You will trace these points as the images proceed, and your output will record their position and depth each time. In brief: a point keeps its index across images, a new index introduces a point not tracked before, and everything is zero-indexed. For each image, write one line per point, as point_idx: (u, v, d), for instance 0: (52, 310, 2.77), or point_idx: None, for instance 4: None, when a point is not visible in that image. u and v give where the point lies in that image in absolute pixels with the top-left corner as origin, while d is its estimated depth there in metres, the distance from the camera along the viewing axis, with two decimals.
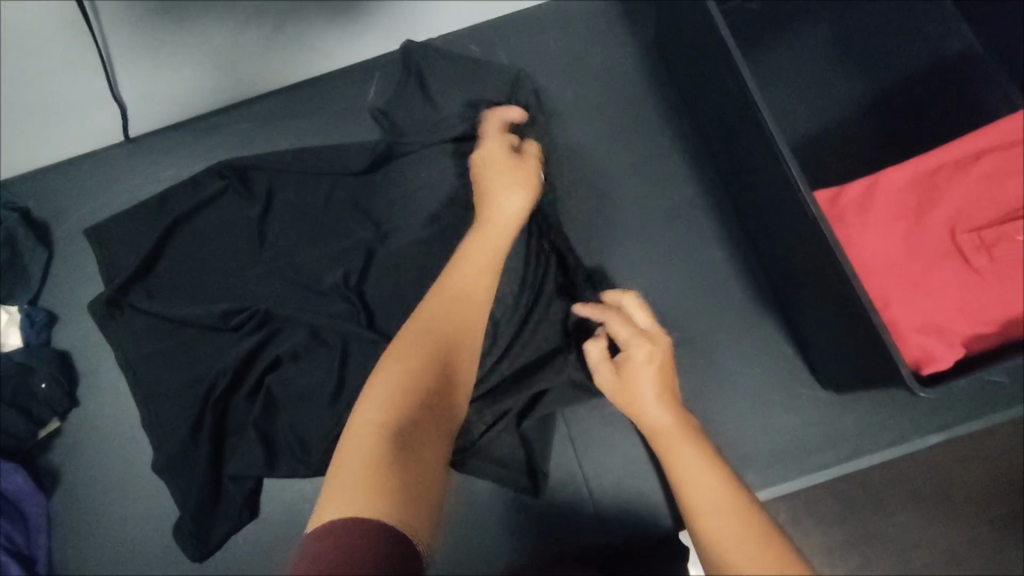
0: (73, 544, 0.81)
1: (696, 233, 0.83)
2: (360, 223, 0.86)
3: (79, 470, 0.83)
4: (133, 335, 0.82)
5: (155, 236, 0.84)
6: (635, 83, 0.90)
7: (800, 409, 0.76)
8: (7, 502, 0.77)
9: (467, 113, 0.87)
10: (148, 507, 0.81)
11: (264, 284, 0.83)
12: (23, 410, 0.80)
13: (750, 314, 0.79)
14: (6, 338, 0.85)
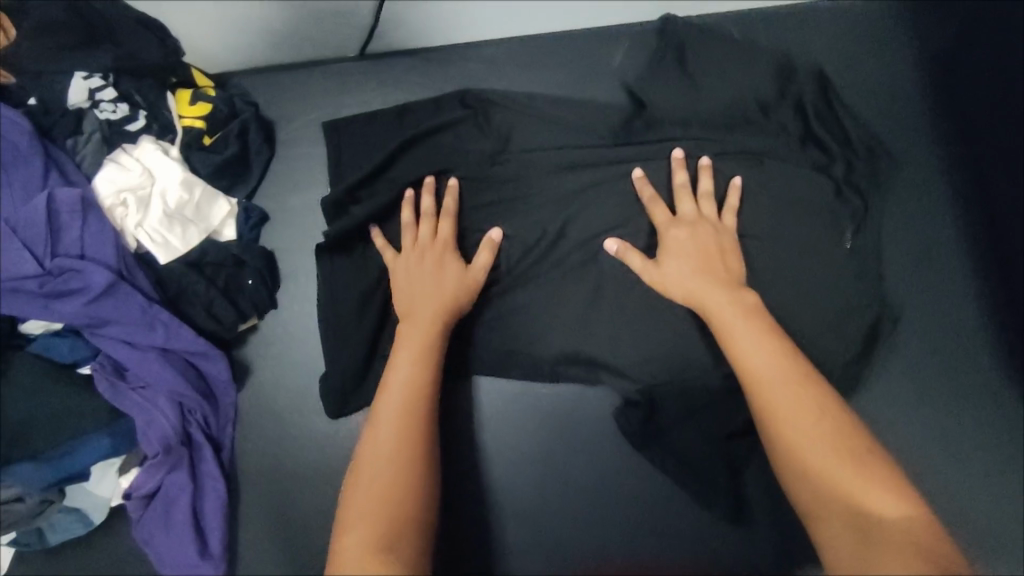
0: (250, 440, 0.82)
1: (931, 283, 0.82)
2: (591, 193, 0.83)
3: (267, 369, 0.85)
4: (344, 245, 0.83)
5: (390, 148, 0.84)
6: (901, 112, 0.87)
7: (998, 482, 0.78)
8: (207, 384, 0.79)
9: (727, 101, 0.83)
10: (327, 423, 0.82)
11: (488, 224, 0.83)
12: (232, 302, 0.82)
13: (970, 379, 0.80)
14: (222, 229, 0.85)
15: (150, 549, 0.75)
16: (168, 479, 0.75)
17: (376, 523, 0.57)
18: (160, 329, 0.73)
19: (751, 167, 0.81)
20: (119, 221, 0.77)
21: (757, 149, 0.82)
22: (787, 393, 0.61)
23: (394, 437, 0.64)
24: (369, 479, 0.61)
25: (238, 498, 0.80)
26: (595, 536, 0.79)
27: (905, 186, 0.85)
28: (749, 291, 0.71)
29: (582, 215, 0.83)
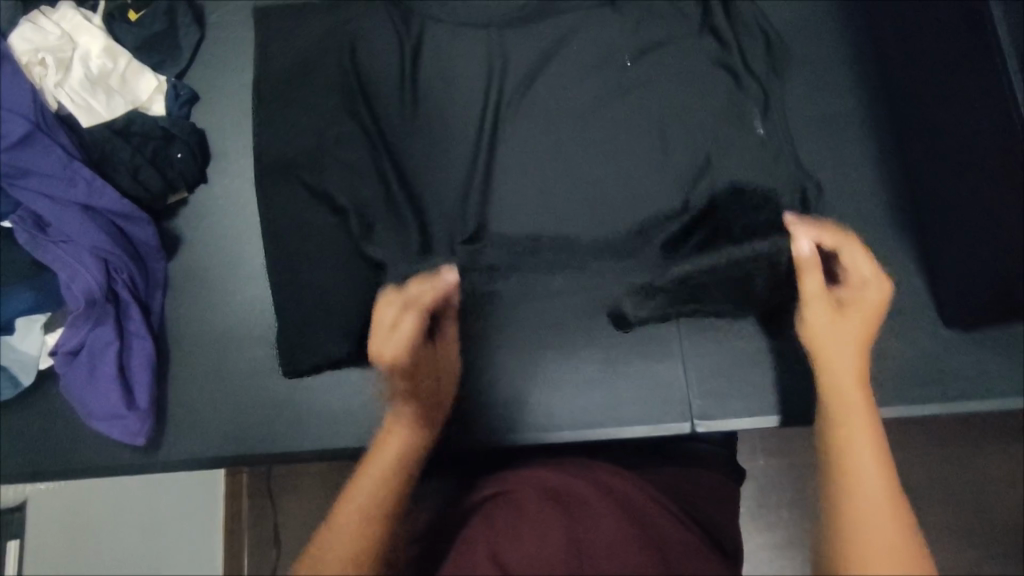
0: (182, 304, 0.84)
1: (848, 147, 0.81)
2: (515, 63, 0.83)
3: (197, 241, 0.86)
4: (267, 125, 0.81)
5: (321, 30, 0.84)
6: None
7: (916, 340, 0.76)
8: (135, 249, 0.81)
9: None
10: (254, 289, 0.84)
11: (406, 92, 0.83)
12: (159, 170, 0.83)
13: (884, 240, 0.79)
14: (151, 104, 0.86)
15: (79, 405, 0.77)
16: (92, 335, 0.76)
17: (369, 506, 0.55)
18: (81, 185, 0.75)
19: (674, 26, 0.81)
20: (37, 80, 0.76)
21: (676, 19, 0.81)
22: (855, 401, 0.57)
23: (379, 485, 0.57)
24: (377, 466, 0.58)
25: (168, 363, 0.82)
26: (502, 403, 0.78)
27: (836, 58, 0.83)
28: (879, 298, 0.66)
29: (499, 74, 0.83)
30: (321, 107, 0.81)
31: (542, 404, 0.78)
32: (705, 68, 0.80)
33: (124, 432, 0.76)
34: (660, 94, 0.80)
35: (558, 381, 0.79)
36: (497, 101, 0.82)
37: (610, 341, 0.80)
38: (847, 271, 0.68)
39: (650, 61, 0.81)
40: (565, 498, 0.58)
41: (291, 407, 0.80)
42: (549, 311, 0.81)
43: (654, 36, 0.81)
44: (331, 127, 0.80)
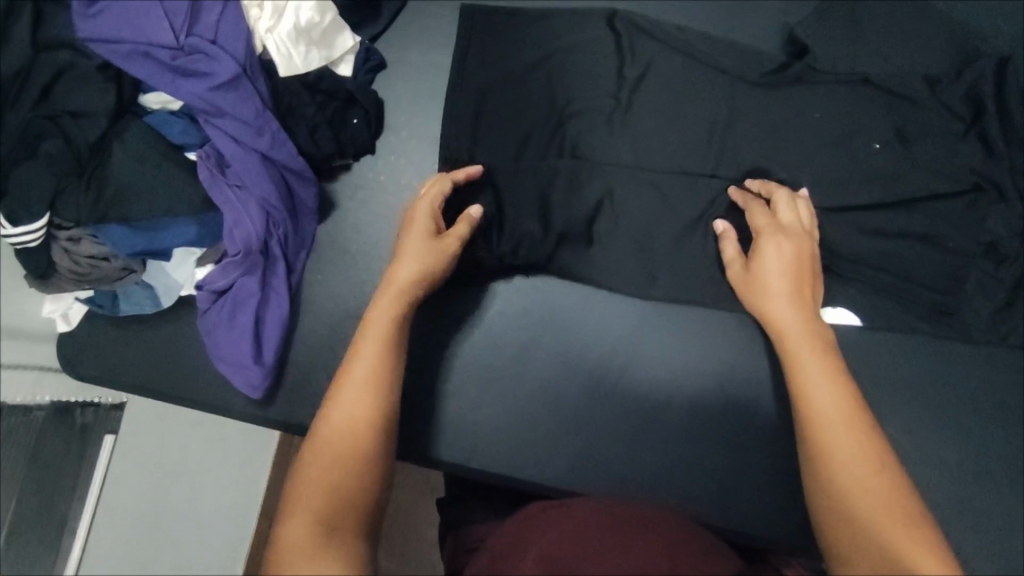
0: (318, 269, 0.85)
1: None
2: (720, 128, 0.80)
3: (348, 209, 0.86)
4: (455, 123, 0.82)
5: (534, 48, 0.85)
6: None
7: None
8: (295, 206, 0.81)
9: (892, 60, 0.79)
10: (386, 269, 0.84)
11: (600, 121, 0.81)
12: (334, 132, 0.82)
13: None
14: (340, 63, 0.85)
15: (210, 344, 0.78)
16: (240, 281, 0.78)
17: (346, 440, 0.52)
18: (266, 136, 0.76)
19: (897, 127, 0.77)
20: (252, 21, 0.78)
21: (919, 125, 0.76)
22: (812, 363, 0.55)
23: (355, 414, 0.53)
24: (350, 404, 0.53)
25: (296, 324, 0.82)
26: (607, 464, 0.74)
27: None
28: (800, 238, 0.66)
29: (696, 128, 0.80)
30: (515, 122, 0.82)
31: (650, 466, 0.74)
32: (931, 184, 0.75)
33: (245, 381, 0.77)
34: (859, 195, 0.75)
35: (649, 446, 0.74)
36: (696, 159, 0.79)
37: (720, 424, 0.75)
38: (773, 224, 0.68)
39: (857, 154, 0.77)
40: (630, 518, 0.53)
41: None
42: (674, 378, 0.77)
43: (879, 131, 0.77)
44: (519, 142, 0.82)
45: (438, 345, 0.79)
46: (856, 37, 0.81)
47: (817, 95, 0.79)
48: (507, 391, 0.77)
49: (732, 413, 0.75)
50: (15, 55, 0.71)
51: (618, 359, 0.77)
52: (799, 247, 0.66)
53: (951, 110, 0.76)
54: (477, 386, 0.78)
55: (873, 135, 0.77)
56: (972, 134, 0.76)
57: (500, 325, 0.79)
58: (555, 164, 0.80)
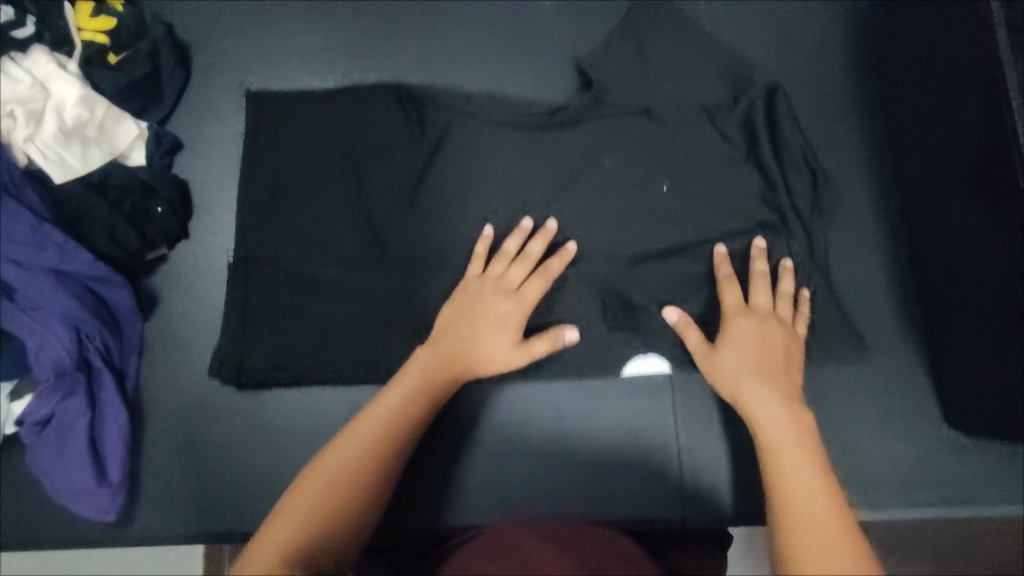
0: (156, 370, 0.80)
1: (855, 236, 0.79)
2: (517, 144, 0.81)
3: (177, 303, 0.82)
4: (265, 192, 0.82)
5: (327, 99, 0.84)
6: (838, 55, 0.84)
7: (914, 440, 0.73)
8: (110, 312, 0.77)
9: (663, 40, 0.82)
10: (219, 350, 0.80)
11: (402, 159, 0.81)
12: (137, 227, 0.78)
13: (889, 334, 0.76)
14: (130, 153, 0.82)
15: (47, 480, 0.73)
16: (62, 406, 0.73)
17: (324, 498, 0.55)
18: (51, 250, 0.72)
19: (677, 107, 0.81)
20: (8, 134, 0.75)
21: (699, 104, 0.81)
22: (762, 398, 0.60)
23: (354, 454, 0.59)
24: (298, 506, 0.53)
25: (144, 431, 0.78)
26: (485, 493, 0.76)
27: (849, 139, 0.82)
28: (778, 318, 0.70)
29: (499, 148, 0.82)
30: (322, 179, 0.82)
31: (529, 482, 0.76)
32: (714, 162, 0.79)
33: (93, 507, 0.73)
34: (658, 179, 0.80)
35: (520, 470, 0.77)
36: (504, 176, 0.81)
37: (600, 442, 0.77)
38: (742, 306, 0.71)
39: (651, 140, 0.80)
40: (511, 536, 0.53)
41: (266, 484, 0.76)
42: (527, 395, 0.78)
43: (661, 117, 0.81)
44: (330, 195, 0.81)
45: (294, 419, 0.78)
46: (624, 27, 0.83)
47: (598, 99, 0.82)
48: None
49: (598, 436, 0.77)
50: None
51: (567, 422, 0.78)
52: (771, 336, 0.68)
53: (720, 82, 0.81)
54: None
55: (649, 137, 0.80)
56: (747, 98, 0.80)
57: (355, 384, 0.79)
58: (373, 213, 0.80)
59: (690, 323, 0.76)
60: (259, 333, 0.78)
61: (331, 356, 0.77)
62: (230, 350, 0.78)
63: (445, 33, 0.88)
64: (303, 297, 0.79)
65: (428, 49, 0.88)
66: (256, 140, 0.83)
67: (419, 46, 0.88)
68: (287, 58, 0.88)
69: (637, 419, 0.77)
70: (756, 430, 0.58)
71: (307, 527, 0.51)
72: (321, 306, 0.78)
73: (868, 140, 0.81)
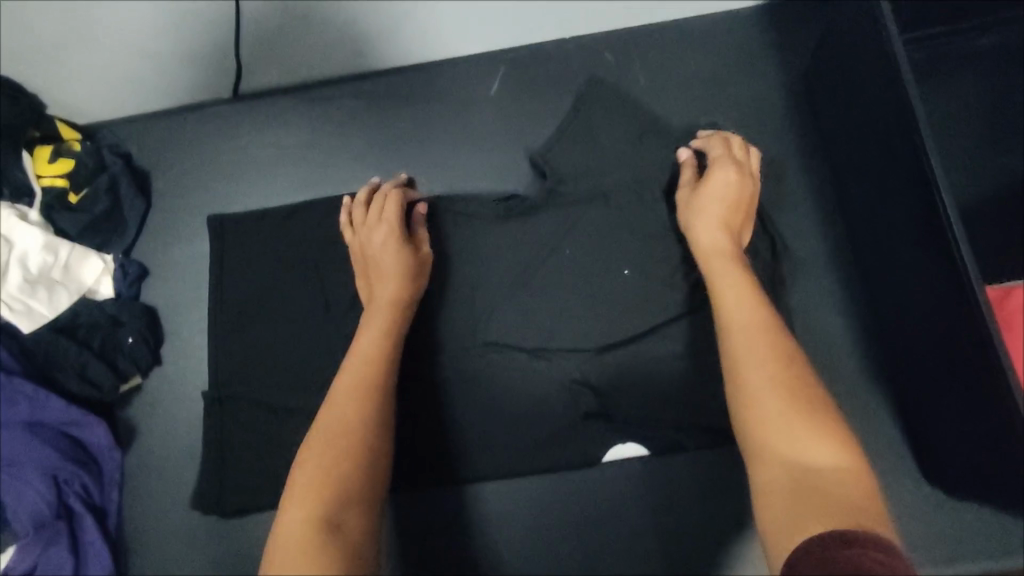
0: (138, 502, 0.80)
1: (811, 295, 0.81)
2: (473, 240, 0.85)
3: (154, 431, 0.82)
4: (234, 314, 0.83)
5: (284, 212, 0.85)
6: (771, 118, 0.87)
7: (891, 495, 0.74)
8: (87, 451, 0.77)
9: (601, 125, 0.85)
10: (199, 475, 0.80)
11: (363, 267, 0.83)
12: (108, 362, 0.79)
13: (855, 392, 0.77)
14: (98, 287, 0.83)
15: None
16: (44, 556, 0.72)
17: (329, 465, 0.58)
18: (23, 404, 0.73)
19: (623, 187, 0.84)
20: None
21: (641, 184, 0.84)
22: (733, 303, 0.64)
23: (352, 406, 0.63)
24: (284, 544, 0.52)
25: (128, 570, 0.78)
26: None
27: (793, 200, 0.84)
28: (748, 185, 0.76)
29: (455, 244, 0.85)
30: (288, 295, 0.82)
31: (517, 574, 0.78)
32: (662, 238, 0.82)
33: None
34: (612, 259, 0.82)
35: (510, 565, 0.78)
36: (467, 277, 0.84)
37: (585, 529, 0.79)
38: (728, 155, 0.77)
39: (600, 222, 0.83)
40: None
41: None
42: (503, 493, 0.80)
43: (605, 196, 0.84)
44: (296, 310, 0.82)
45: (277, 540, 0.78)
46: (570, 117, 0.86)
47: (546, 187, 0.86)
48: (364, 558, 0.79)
49: (584, 535, 0.78)
50: None
51: (552, 513, 0.79)
52: (738, 191, 0.75)
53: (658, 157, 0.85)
54: None
55: (597, 219, 0.84)
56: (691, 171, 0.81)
57: None
58: (339, 324, 0.80)
59: (659, 403, 0.79)
60: (235, 458, 0.78)
61: None
62: (211, 483, 0.78)
63: (400, 137, 0.92)
64: (272, 416, 0.78)
65: (383, 154, 0.91)
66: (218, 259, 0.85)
67: (375, 151, 0.91)
68: (243, 173, 0.91)
69: (621, 524, 0.78)
70: (729, 337, 0.62)
71: (320, 500, 0.55)
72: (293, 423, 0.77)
73: (809, 199, 0.84)
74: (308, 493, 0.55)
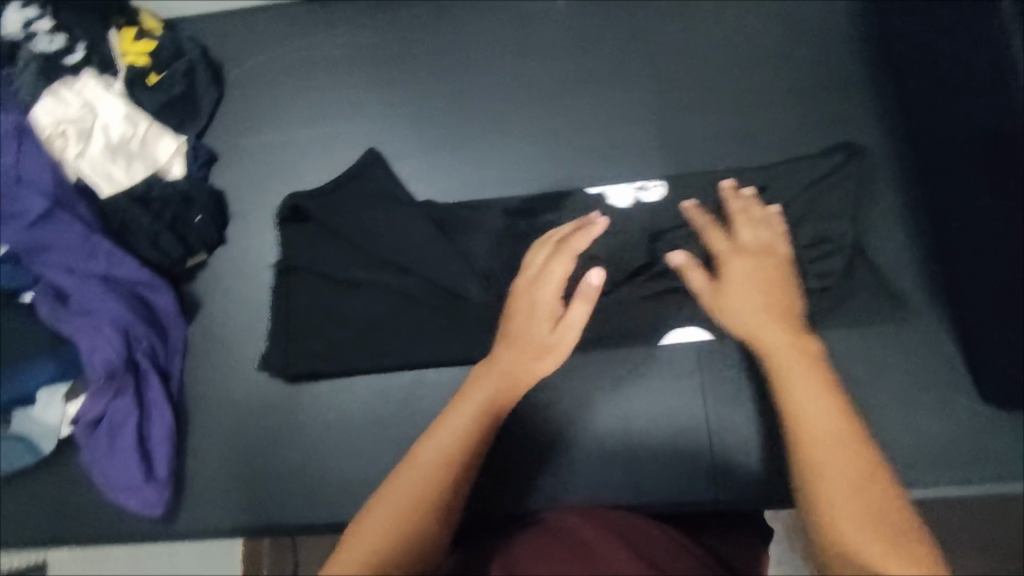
0: (200, 369, 0.84)
1: (879, 213, 0.79)
2: (534, 147, 0.86)
3: (217, 306, 0.86)
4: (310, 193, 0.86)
5: (359, 113, 0.91)
6: (847, 40, 0.85)
7: (948, 415, 0.72)
8: (155, 316, 0.81)
9: (663, 45, 0.88)
10: (256, 348, 0.84)
11: (430, 165, 0.87)
12: (179, 235, 0.83)
13: (916, 309, 0.75)
14: (169, 167, 0.85)
15: (98, 477, 0.77)
16: (113, 406, 0.76)
17: (435, 462, 0.54)
18: (101, 257, 0.76)
19: (676, 103, 0.85)
20: (59, 152, 0.78)
21: (703, 104, 0.85)
22: (731, 256, 0.71)
23: (467, 419, 0.58)
24: (376, 520, 0.50)
25: (187, 432, 0.81)
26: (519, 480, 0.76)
27: (864, 120, 0.82)
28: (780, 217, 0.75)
29: (517, 150, 0.86)
30: (363, 183, 0.86)
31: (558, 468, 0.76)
32: (717, 157, 0.83)
33: (141, 503, 0.76)
34: (671, 170, 0.83)
35: (552, 457, 0.77)
36: (525, 183, 0.85)
37: (634, 428, 0.77)
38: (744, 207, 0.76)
39: (659, 138, 0.84)
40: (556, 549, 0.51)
41: (308, 476, 0.79)
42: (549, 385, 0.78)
43: (662, 114, 0.85)
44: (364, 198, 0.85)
45: (334, 411, 0.81)
46: (636, 36, 0.88)
47: (609, 100, 0.86)
48: (408, 436, 0.79)
49: (633, 434, 0.76)
50: None
51: (597, 405, 0.77)
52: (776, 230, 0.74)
53: (720, 78, 0.86)
54: (377, 443, 0.79)
55: (657, 137, 0.85)
56: (746, 97, 0.85)
57: (389, 380, 0.80)
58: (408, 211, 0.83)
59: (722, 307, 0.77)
60: (294, 325, 0.81)
61: (363, 347, 0.80)
62: (274, 349, 0.81)
63: (463, 39, 0.91)
64: (336, 292, 0.81)
65: (447, 54, 0.91)
66: (292, 154, 0.90)
67: (439, 51, 0.91)
68: (312, 72, 0.93)
69: (675, 425, 0.76)
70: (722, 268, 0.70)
71: (413, 497, 0.52)
72: (355, 299, 0.81)
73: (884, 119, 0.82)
74: (411, 489, 0.52)
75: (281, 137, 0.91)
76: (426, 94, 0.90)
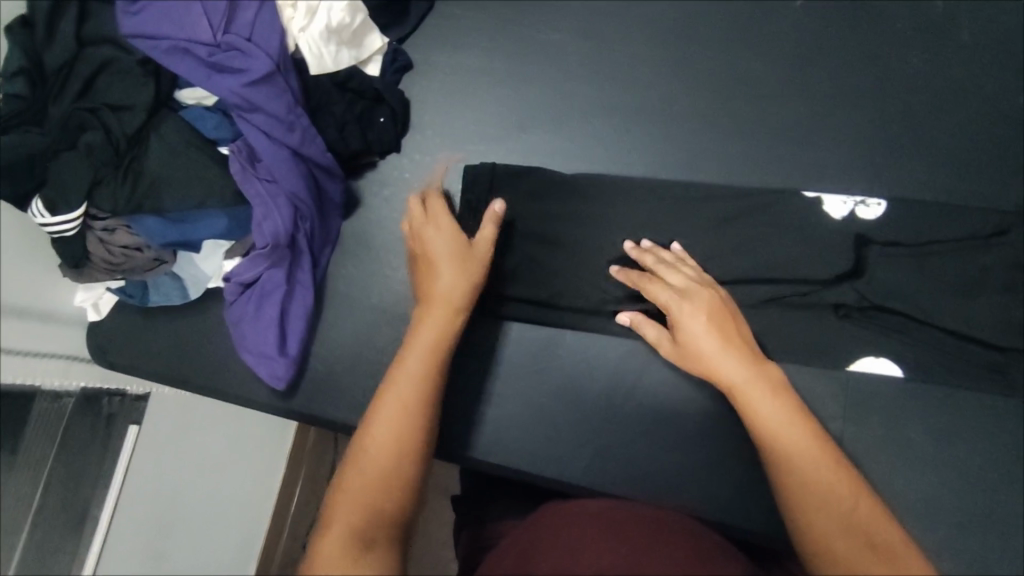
0: (345, 265, 0.86)
1: None
2: (730, 141, 0.82)
3: (374, 209, 0.87)
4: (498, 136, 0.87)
5: (561, 59, 0.88)
6: None
7: None
8: (322, 201, 0.83)
9: (895, 76, 0.82)
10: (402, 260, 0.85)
11: (618, 130, 0.85)
12: (363, 131, 0.84)
13: None
14: (368, 64, 0.86)
15: (236, 335, 0.80)
16: (267, 274, 0.79)
17: (412, 400, 0.59)
18: (297, 132, 0.78)
19: (892, 138, 0.80)
20: (286, 21, 0.81)
21: (920, 148, 0.80)
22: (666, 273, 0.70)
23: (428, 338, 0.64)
24: (374, 456, 0.56)
25: (320, 319, 0.84)
26: (623, 463, 0.76)
27: None
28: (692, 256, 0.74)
29: (710, 139, 0.83)
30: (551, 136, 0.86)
31: (666, 464, 0.76)
32: (924, 205, 0.77)
33: (269, 373, 0.79)
34: (871, 204, 0.77)
35: (664, 453, 0.76)
36: (711, 175, 0.82)
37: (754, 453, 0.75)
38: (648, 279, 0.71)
39: (864, 169, 0.80)
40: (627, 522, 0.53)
41: None
42: (680, 383, 0.77)
43: (873, 146, 0.80)
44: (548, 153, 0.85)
45: (464, 343, 0.81)
46: (867, 59, 0.83)
47: (822, 116, 0.82)
48: (527, 390, 0.80)
49: (750, 458, 0.74)
50: (62, 50, 0.72)
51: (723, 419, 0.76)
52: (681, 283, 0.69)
53: (946, 127, 0.80)
54: (496, 385, 0.80)
55: (862, 167, 0.80)
56: (971, 154, 0.79)
57: (522, 333, 0.81)
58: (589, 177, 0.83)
59: (882, 367, 0.74)
60: None
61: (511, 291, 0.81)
62: None
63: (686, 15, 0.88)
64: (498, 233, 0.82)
65: (665, 26, 0.88)
66: (484, 83, 0.89)
67: (656, 20, 0.88)
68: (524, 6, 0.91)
69: None
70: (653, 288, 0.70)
71: (402, 437, 0.57)
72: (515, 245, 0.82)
73: None
74: (404, 431, 0.57)
75: (476, 64, 0.90)
76: (634, 58, 0.87)
